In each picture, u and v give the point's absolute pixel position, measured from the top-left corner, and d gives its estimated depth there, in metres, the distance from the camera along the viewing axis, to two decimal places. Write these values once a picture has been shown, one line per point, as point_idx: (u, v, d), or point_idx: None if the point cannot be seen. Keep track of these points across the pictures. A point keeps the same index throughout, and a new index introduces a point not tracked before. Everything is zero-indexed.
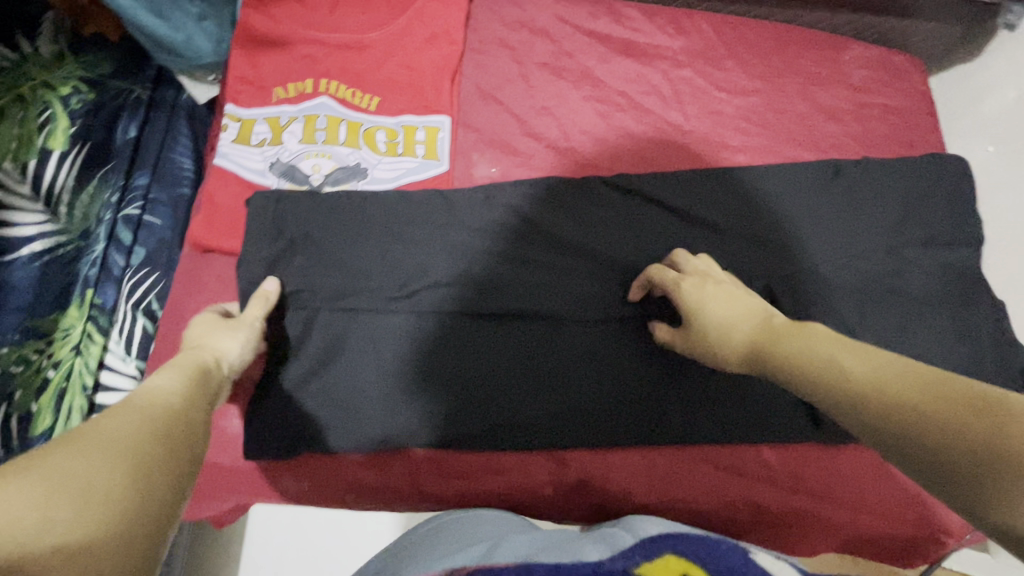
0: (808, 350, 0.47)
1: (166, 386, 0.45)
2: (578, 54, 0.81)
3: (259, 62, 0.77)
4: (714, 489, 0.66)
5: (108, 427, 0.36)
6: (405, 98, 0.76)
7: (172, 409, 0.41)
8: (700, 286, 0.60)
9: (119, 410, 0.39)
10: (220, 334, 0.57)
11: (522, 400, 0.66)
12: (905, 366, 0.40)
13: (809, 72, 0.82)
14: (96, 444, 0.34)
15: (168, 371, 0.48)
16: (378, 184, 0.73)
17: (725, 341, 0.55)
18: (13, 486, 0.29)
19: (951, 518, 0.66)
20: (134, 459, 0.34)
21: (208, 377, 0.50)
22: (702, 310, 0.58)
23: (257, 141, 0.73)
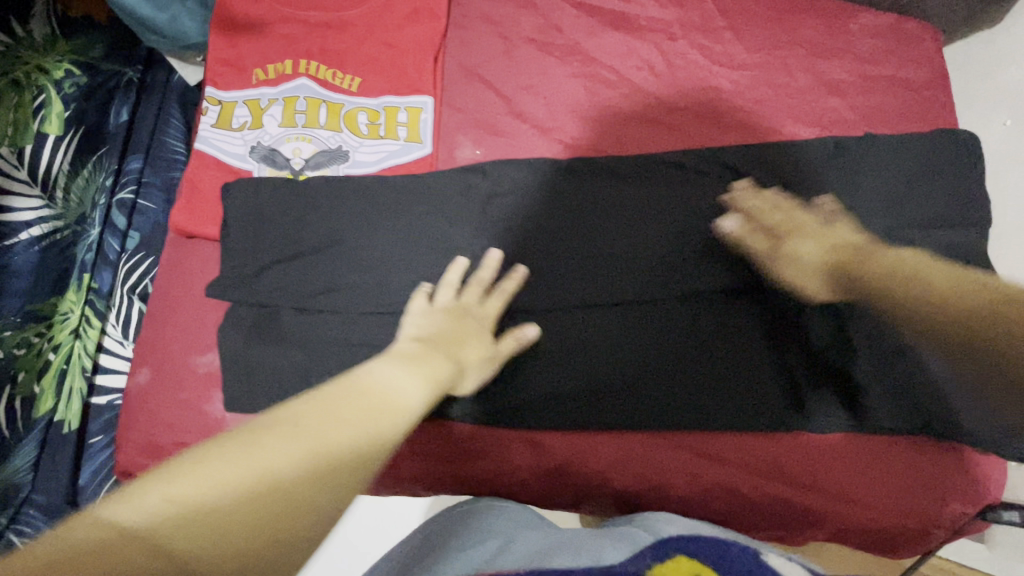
0: (905, 288, 0.57)
1: (407, 396, 0.45)
2: (567, 29, 0.77)
3: (237, 40, 0.74)
4: (694, 474, 0.65)
5: (322, 421, 0.38)
6: (387, 79, 0.74)
7: (389, 436, 0.40)
8: (795, 226, 0.64)
9: (353, 396, 0.41)
10: (464, 331, 0.59)
11: (512, 384, 0.64)
12: (983, 308, 0.53)
13: (811, 43, 0.77)
14: (303, 437, 0.36)
15: (413, 370, 0.49)
16: (361, 167, 0.71)
17: (808, 271, 0.63)
18: (220, 454, 0.34)
19: (946, 512, 0.63)
20: (320, 483, 0.35)
21: (442, 380, 0.51)
22: (799, 244, 0.63)
23: (238, 125, 0.71)
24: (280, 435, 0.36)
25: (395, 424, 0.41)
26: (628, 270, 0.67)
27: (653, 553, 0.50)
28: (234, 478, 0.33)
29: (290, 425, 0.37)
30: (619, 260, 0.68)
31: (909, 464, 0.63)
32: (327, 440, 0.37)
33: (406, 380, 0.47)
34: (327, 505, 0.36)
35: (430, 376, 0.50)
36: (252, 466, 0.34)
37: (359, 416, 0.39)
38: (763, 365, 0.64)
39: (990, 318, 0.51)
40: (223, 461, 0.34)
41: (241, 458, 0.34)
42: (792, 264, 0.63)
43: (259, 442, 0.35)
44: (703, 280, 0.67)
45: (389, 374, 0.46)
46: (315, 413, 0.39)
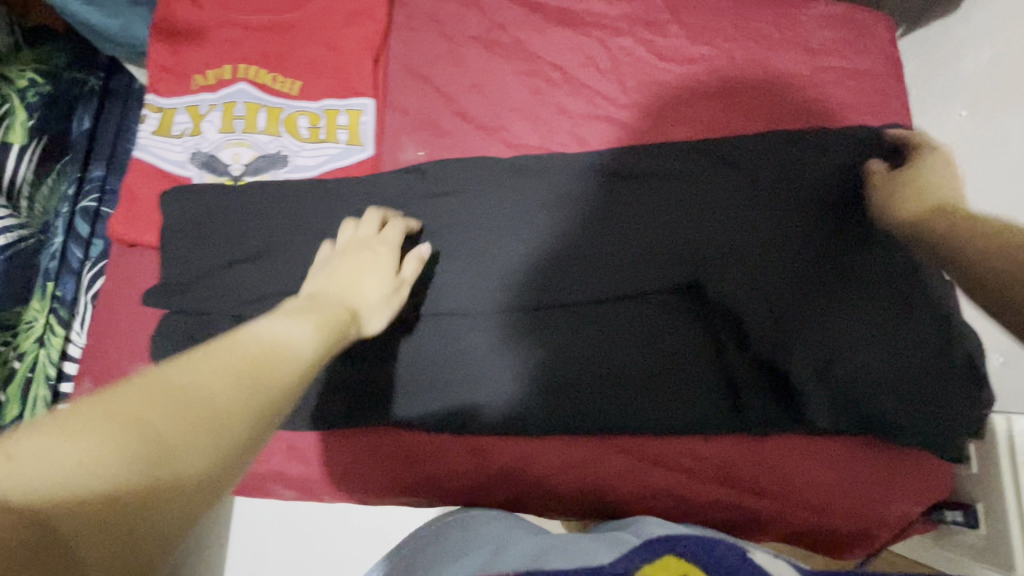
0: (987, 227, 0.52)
1: (304, 344, 0.39)
2: (511, 26, 0.76)
3: (177, 46, 0.74)
4: (635, 478, 0.64)
5: (203, 373, 0.32)
6: (327, 81, 0.73)
7: (286, 384, 0.35)
8: (943, 167, 0.62)
9: (235, 345, 0.36)
10: (360, 268, 0.55)
11: (459, 389, 0.63)
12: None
13: (760, 36, 0.76)
14: (178, 393, 0.31)
15: (302, 319, 0.43)
16: (301, 172, 0.71)
17: (912, 193, 0.61)
18: (86, 416, 0.28)
19: (891, 513, 0.62)
20: (211, 441, 0.30)
21: (339, 327, 0.46)
22: (932, 174, 0.62)
23: (178, 132, 0.71)
24: (152, 390, 0.30)
25: (292, 372, 0.36)
26: (563, 270, 0.64)
27: (641, 552, 0.48)
28: (99, 435, 0.28)
29: (157, 381, 0.31)
30: (561, 257, 0.65)
31: (853, 464, 0.62)
32: (209, 394, 0.31)
33: (305, 329, 0.41)
34: (227, 462, 0.31)
35: (331, 326, 0.45)
36: (128, 425, 0.29)
37: (246, 365, 0.34)
38: (700, 369, 0.63)
39: None
40: (94, 427, 0.28)
41: (101, 419, 0.28)
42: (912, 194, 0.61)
43: (123, 401, 0.29)
44: (663, 275, 0.63)
45: (298, 325, 0.41)
46: (192, 364, 0.33)
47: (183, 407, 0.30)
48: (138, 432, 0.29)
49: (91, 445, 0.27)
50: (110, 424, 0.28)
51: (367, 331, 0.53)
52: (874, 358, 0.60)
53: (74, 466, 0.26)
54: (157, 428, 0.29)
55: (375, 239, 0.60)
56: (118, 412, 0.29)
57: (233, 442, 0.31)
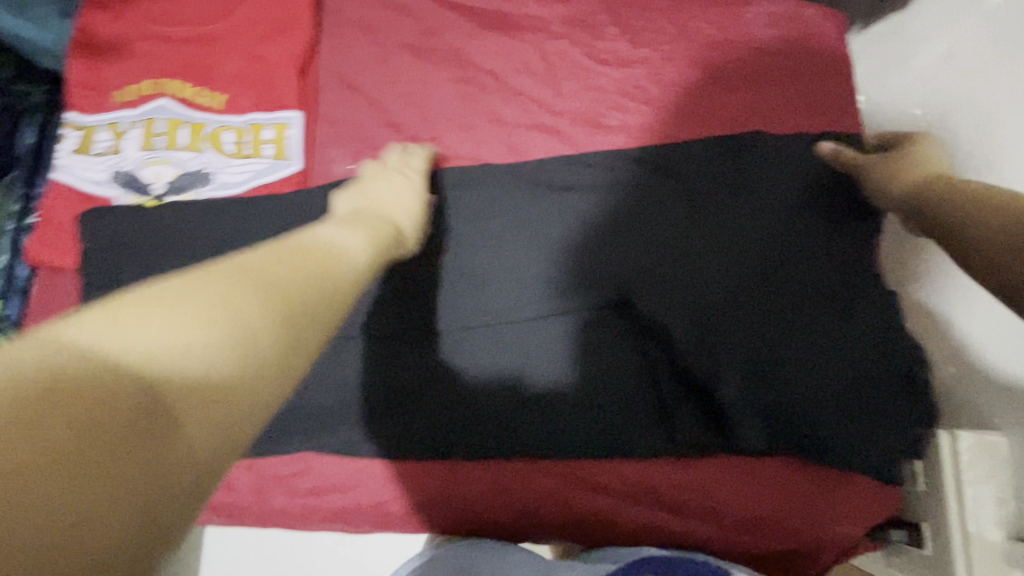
0: (974, 185, 0.49)
1: (355, 252, 0.40)
2: (443, 31, 0.73)
3: (97, 60, 0.71)
4: (566, 503, 0.63)
5: (273, 264, 0.32)
6: (252, 94, 0.71)
7: (345, 279, 0.36)
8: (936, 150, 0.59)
9: (301, 247, 0.36)
10: (392, 193, 0.56)
11: (507, 360, 0.62)
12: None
13: (701, 36, 0.73)
14: (257, 279, 0.31)
15: (350, 228, 0.43)
16: (225, 189, 0.69)
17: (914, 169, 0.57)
18: (174, 296, 0.28)
19: (827, 534, 0.61)
20: (290, 323, 0.30)
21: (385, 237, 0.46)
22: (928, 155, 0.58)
23: (98, 150, 0.69)
24: (232, 277, 0.30)
25: (349, 274, 0.37)
26: (500, 285, 0.64)
27: None
28: (190, 312, 0.28)
29: (232, 265, 0.31)
30: (599, 229, 0.65)
31: (786, 486, 0.61)
32: (281, 280, 0.32)
33: (354, 237, 0.42)
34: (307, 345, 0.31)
35: (379, 237, 0.45)
36: (215, 303, 0.28)
37: (308, 261, 0.34)
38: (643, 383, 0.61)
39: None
40: (185, 302, 0.28)
41: (195, 292, 0.29)
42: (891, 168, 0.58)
43: (205, 280, 0.29)
44: (599, 289, 0.63)
45: (346, 233, 0.41)
46: (264, 256, 0.33)
47: (264, 288, 0.30)
48: (228, 310, 0.28)
49: (184, 321, 0.27)
50: (196, 300, 0.28)
51: (409, 248, 0.53)
52: (812, 373, 0.58)
53: (168, 333, 0.26)
54: (240, 308, 0.29)
55: (399, 169, 0.60)
56: (209, 291, 0.29)
57: (309, 331, 0.31)
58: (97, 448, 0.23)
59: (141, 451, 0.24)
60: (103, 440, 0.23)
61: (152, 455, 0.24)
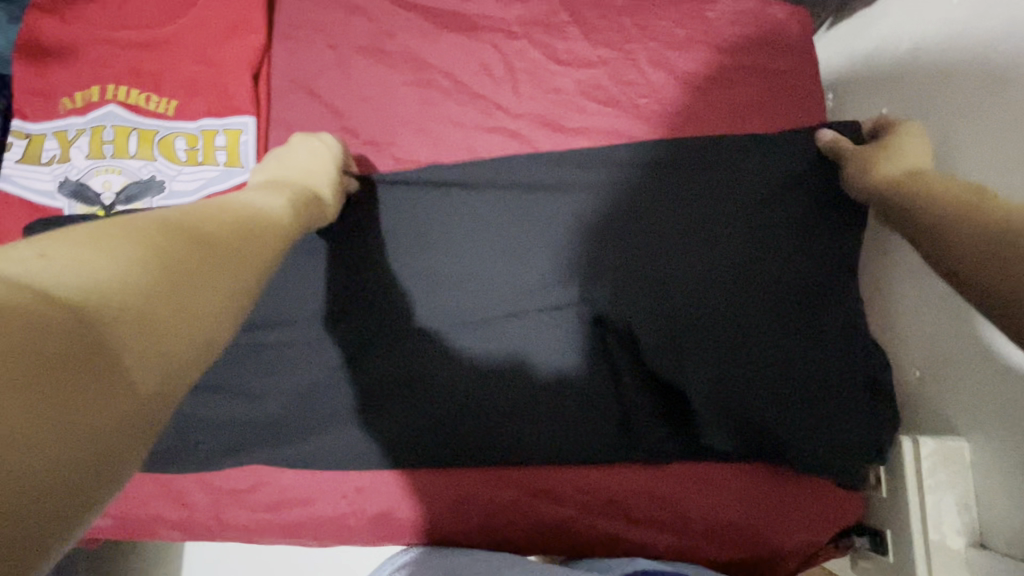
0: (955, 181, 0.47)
1: (274, 207, 0.43)
2: (400, 33, 0.71)
3: (44, 67, 0.69)
4: (526, 515, 0.61)
5: (195, 216, 0.33)
6: (205, 100, 0.69)
7: (277, 236, 0.39)
8: (919, 137, 0.57)
9: (222, 206, 0.38)
10: (310, 162, 0.58)
11: (497, 354, 0.60)
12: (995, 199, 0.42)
13: (663, 35, 0.71)
14: (185, 232, 0.31)
15: (268, 194, 0.47)
16: (177, 198, 0.67)
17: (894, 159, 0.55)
18: (101, 238, 0.27)
19: (790, 542, 0.60)
20: (221, 264, 0.31)
21: (303, 199, 0.50)
22: (911, 145, 0.56)
23: (46, 159, 0.67)
24: (160, 226, 0.30)
25: (274, 228, 0.40)
26: (465, 287, 0.62)
27: None
28: (117, 250, 0.26)
29: (156, 215, 0.31)
30: (586, 217, 0.63)
31: (749, 493, 0.60)
32: (207, 228, 0.32)
33: (268, 199, 0.45)
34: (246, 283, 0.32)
35: (293, 195, 0.49)
36: (141, 239, 0.28)
37: (234, 216, 0.36)
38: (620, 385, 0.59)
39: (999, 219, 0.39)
40: (113, 241, 0.27)
41: (119, 235, 0.27)
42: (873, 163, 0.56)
43: (129, 223, 0.29)
44: (566, 292, 0.61)
45: (265, 197, 0.45)
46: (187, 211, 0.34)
47: (192, 236, 0.31)
48: (157, 251, 0.28)
49: (107, 256, 0.26)
50: (122, 239, 0.27)
51: (329, 214, 0.56)
52: (781, 376, 0.57)
53: (104, 270, 0.25)
54: (171, 251, 0.28)
55: (313, 139, 0.62)
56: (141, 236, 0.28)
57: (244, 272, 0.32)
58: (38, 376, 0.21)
59: (87, 384, 0.22)
60: (46, 368, 0.21)
61: (100, 390, 0.22)
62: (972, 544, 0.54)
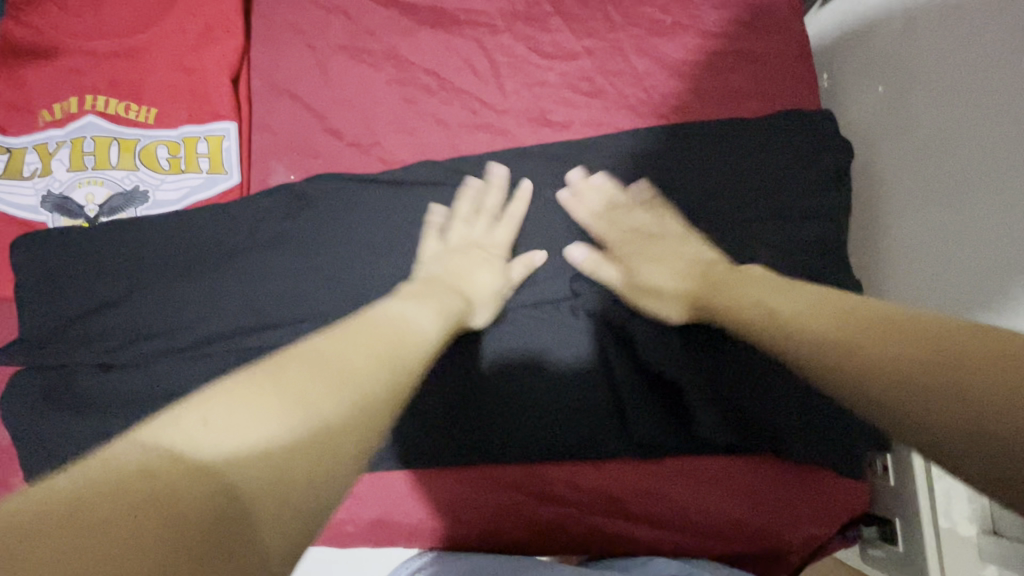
0: (749, 293, 0.48)
1: (424, 327, 0.45)
2: (380, 31, 0.70)
3: (22, 80, 0.69)
4: (523, 515, 0.60)
5: (332, 350, 0.37)
6: (184, 107, 0.68)
7: (416, 356, 0.41)
8: (632, 245, 0.58)
9: (364, 323, 0.42)
10: (477, 264, 0.56)
11: (492, 348, 0.59)
12: (791, 320, 0.43)
13: (648, 23, 0.70)
14: (321, 369, 0.35)
15: (420, 303, 0.48)
16: (162, 207, 0.66)
17: (663, 300, 0.56)
18: (260, 397, 0.32)
19: (794, 535, 0.59)
20: (361, 404, 0.35)
21: (457, 313, 0.50)
22: (648, 271, 0.56)
23: (28, 173, 0.67)
24: (303, 368, 0.35)
25: (415, 354, 0.41)
26: None
27: None
28: (268, 407, 0.32)
29: (304, 356, 0.36)
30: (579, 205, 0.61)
31: (748, 485, 0.58)
32: (352, 363, 0.37)
33: (423, 312, 0.46)
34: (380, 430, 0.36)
35: (447, 310, 0.49)
36: (298, 389, 0.33)
37: (383, 343, 0.40)
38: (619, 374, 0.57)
39: (836, 344, 0.38)
40: (269, 396, 0.32)
41: (266, 389, 0.33)
42: (649, 298, 0.56)
43: (289, 372, 0.34)
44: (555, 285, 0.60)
45: (415, 311, 0.46)
46: (332, 339, 0.39)
47: (338, 379, 0.35)
48: (304, 400, 0.33)
49: (259, 415, 0.31)
50: (278, 390, 0.33)
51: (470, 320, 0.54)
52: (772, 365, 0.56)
53: (262, 434, 0.30)
54: (320, 398, 0.33)
55: (499, 243, 0.59)
56: (276, 386, 0.33)
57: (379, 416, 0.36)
58: (195, 545, 0.26)
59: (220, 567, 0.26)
60: (193, 550, 0.26)
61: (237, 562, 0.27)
62: (985, 531, 0.52)
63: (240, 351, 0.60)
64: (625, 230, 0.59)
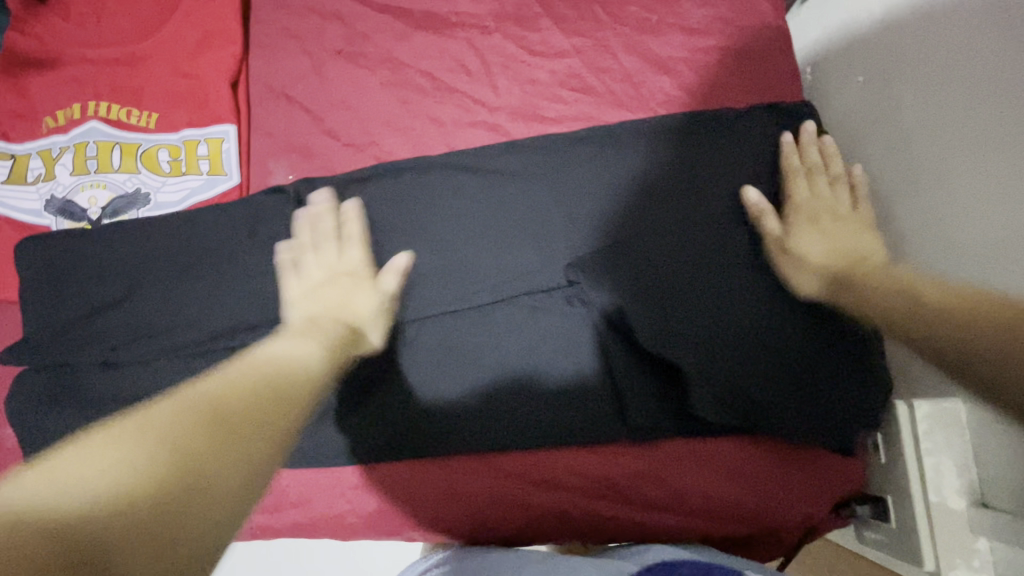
0: (895, 283, 0.49)
1: (308, 360, 0.46)
2: (375, 35, 0.72)
3: (25, 88, 0.70)
4: (521, 502, 0.61)
5: (203, 391, 0.37)
6: (185, 111, 0.70)
7: (300, 385, 0.42)
8: (813, 212, 0.59)
9: (246, 367, 0.42)
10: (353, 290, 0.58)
11: (486, 339, 0.61)
12: (923, 305, 0.44)
13: (635, 22, 0.72)
14: (189, 406, 0.35)
15: (302, 338, 0.50)
16: (163, 209, 0.68)
17: (805, 269, 0.57)
18: (102, 447, 0.30)
19: (788, 514, 0.60)
20: (237, 430, 0.35)
21: (341, 340, 0.52)
22: (807, 236, 0.58)
23: (32, 178, 0.68)
24: (167, 408, 0.34)
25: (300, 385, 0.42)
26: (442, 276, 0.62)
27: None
28: (121, 451, 0.30)
29: (172, 400, 0.35)
30: (569, 198, 0.63)
31: (741, 465, 0.60)
32: (225, 398, 0.37)
33: (305, 348, 0.48)
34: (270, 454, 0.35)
35: (326, 340, 0.51)
36: (155, 429, 0.32)
37: (264, 378, 0.41)
38: (615, 362, 0.59)
39: (958, 320, 0.40)
40: (121, 441, 0.31)
41: (119, 435, 0.31)
42: (797, 267, 0.57)
43: (140, 417, 0.33)
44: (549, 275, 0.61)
45: (296, 346, 0.48)
46: (209, 382, 0.39)
47: (208, 411, 0.35)
48: (167, 438, 0.32)
49: (103, 460, 0.30)
50: (133, 434, 0.31)
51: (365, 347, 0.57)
52: (761, 348, 0.57)
53: (115, 474, 0.29)
54: (183, 430, 0.33)
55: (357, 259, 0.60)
56: (137, 430, 0.32)
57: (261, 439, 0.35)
58: None
59: None
60: None
61: None
62: (974, 504, 0.53)
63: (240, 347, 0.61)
64: (811, 203, 0.60)
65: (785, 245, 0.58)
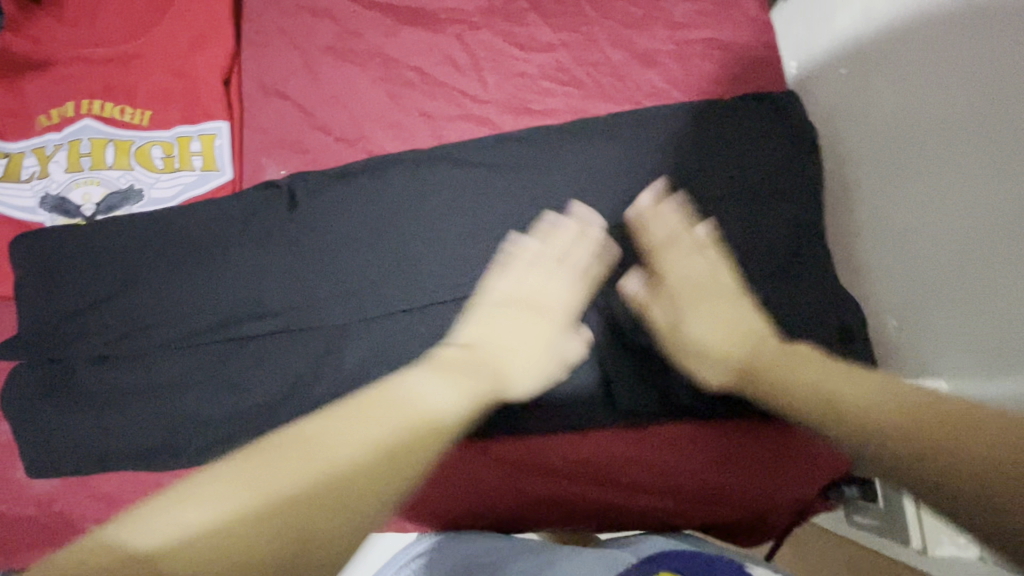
0: (807, 371, 0.48)
1: (442, 408, 0.48)
2: (365, 32, 0.73)
3: (19, 87, 0.71)
4: (512, 489, 0.62)
5: (327, 437, 0.43)
6: (178, 108, 0.71)
7: (412, 435, 0.45)
8: (684, 300, 0.59)
9: (373, 405, 0.46)
10: (529, 332, 0.58)
11: None
12: (846, 393, 0.44)
13: (622, 16, 0.74)
14: (303, 457, 0.41)
15: (445, 376, 0.50)
16: (157, 205, 0.68)
17: (706, 361, 0.56)
18: (216, 488, 0.39)
19: (775, 498, 0.60)
20: (316, 492, 0.40)
21: (484, 386, 0.52)
22: (697, 327, 0.57)
23: (27, 176, 0.69)
24: (274, 459, 0.41)
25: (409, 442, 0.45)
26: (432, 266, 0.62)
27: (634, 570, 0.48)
28: (219, 502, 0.38)
29: (295, 446, 0.42)
30: (558, 190, 0.64)
31: (728, 450, 0.60)
32: (332, 452, 0.42)
33: (445, 394, 0.49)
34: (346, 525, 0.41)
35: (472, 389, 0.51)
36: (258, 488, 0.39)
37: (373, 424, 0.45)
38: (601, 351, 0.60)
39: (887, 422, 0.40)
40: (227, 489, 0.39)
41: (230, 482, 0.39)
42: (697, 360, 0.57)
43: (259, 465, 0.41)
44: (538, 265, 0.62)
45: (436, 391, 0.49)
46: (332, 425, 0.44)
47: (306, 471, 0.41)
48: (268, 494, 0.39)
49: (204, 513, 0.38)
50: (242, 485, 0.39)
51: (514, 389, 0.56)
52: None
53: (205, 527, 0.37)
54: (273, 488, 0.39)
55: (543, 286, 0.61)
56: (247, 480, 0.39)
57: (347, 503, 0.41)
58: None
59: None
60: None
61: None
62: None
63: (234, 339, 0.62)
64: (683, 281, 0.60)
65: (677, 334, 0.58)
